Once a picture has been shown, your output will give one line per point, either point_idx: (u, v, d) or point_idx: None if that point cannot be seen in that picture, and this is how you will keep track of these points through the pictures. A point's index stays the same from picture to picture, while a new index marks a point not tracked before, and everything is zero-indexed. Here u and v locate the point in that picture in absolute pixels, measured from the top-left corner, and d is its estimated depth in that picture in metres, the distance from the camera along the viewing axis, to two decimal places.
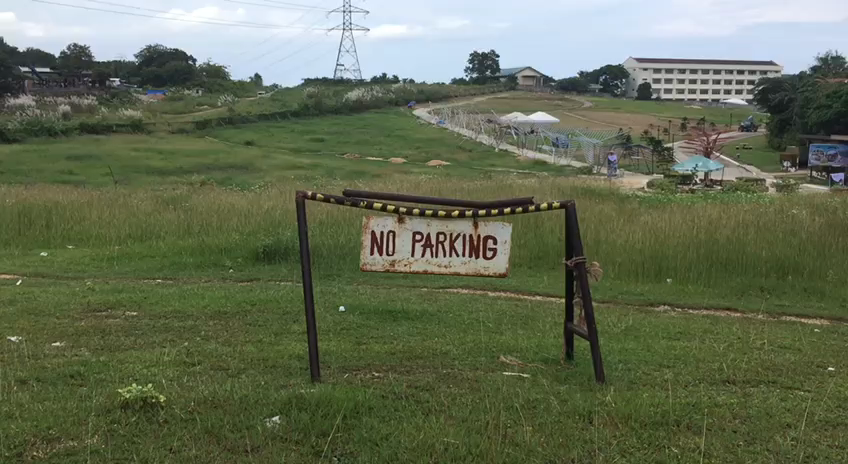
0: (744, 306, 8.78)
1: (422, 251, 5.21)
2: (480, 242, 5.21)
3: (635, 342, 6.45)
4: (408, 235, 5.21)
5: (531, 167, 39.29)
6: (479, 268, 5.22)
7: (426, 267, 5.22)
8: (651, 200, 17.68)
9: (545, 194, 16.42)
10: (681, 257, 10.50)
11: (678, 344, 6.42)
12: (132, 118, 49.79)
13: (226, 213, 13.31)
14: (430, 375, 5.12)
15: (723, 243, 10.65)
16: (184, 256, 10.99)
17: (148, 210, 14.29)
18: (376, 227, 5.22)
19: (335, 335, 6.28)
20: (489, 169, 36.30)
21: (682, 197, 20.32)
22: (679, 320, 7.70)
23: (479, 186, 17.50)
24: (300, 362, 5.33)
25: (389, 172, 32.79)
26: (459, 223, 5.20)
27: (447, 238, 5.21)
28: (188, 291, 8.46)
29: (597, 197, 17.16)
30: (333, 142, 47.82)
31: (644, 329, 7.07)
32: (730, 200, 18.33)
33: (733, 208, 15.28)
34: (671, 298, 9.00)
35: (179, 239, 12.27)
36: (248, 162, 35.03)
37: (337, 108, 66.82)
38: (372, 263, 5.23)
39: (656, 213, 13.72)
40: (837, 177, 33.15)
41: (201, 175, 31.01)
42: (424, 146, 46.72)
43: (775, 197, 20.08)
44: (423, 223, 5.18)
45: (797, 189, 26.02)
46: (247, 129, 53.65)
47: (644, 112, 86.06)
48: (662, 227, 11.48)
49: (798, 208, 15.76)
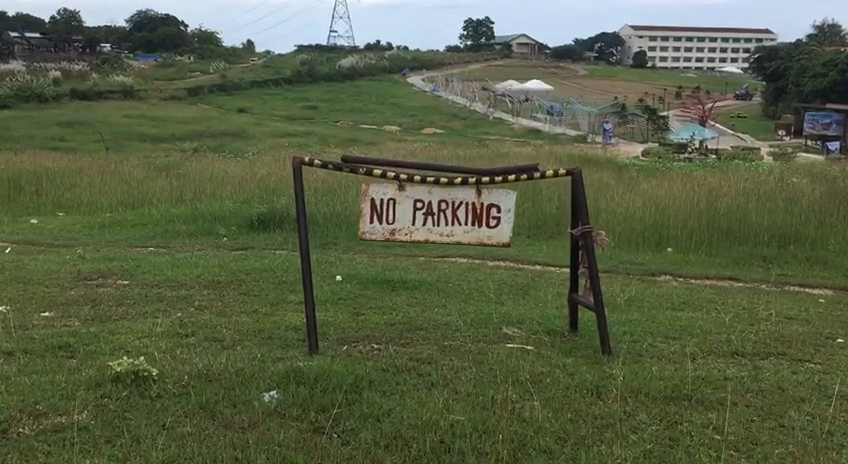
0: (746, 276, 8.66)
1: (423, 219, 5.03)
2: (483, 210, 5.05)
3: (639, 313, 6.31)
4: (409, 203, 5.02)
5: (526, 135, 39.06)
6: (483, 238, 5.06)
7: (427, 237, 5.05)
8: (649, 169, 17.57)
9: (543, 162, 16.22)
10: (682, 225, 10.37)
11: (684, 315, 6.29)
12: (124, 84, 49.23)
13: (221, 180, 13.12)
14: (431, 348, 4.98)
15: (724, 212, 10.49)
16: (177, 224, 10.80)
17: (140, 177, 14.06)
18: (375, 194, 5.03)
19: (333, 304, 6.14)
20: (485, 137, 36.09)
21: (677, 166, 20.15)
22: (682, 291, 7.57)
23: (474, 154, 17.29)
24: (298, 332, 5.17)
25: (383, 140, 32.46)
26: (461, 190, 5.02)
27: (449, 207, 5.03)
28: (182, 260, 8.27)
29: (594, 164, 16.96)
30: (327, 110, 47.37)
31: (648, 300, 6.94)
32: (728, 168, 18.23)
33: (733, 176, 15.09)
34: (671, 268, 8.86)
35: (171, 206, 12.07)
36: (242, 129, 34.67)
37: (331, 74, 66.32)
38: (371, 232, 5.04)
39: (657, 182, 13.53)
40: (832, 146, 33.10)
41: (195, 142, 30.70)
42: (420, 114, 46.42)
43: (773, 165, 20.04)
44: (424, 190, 5.00)
45: (794, 158, 25.81)
46: (240, 96, 53.10)
47: (638, 80, 85.74)
48: (661, 196, 11.34)
49: (798, 176, 15.58)
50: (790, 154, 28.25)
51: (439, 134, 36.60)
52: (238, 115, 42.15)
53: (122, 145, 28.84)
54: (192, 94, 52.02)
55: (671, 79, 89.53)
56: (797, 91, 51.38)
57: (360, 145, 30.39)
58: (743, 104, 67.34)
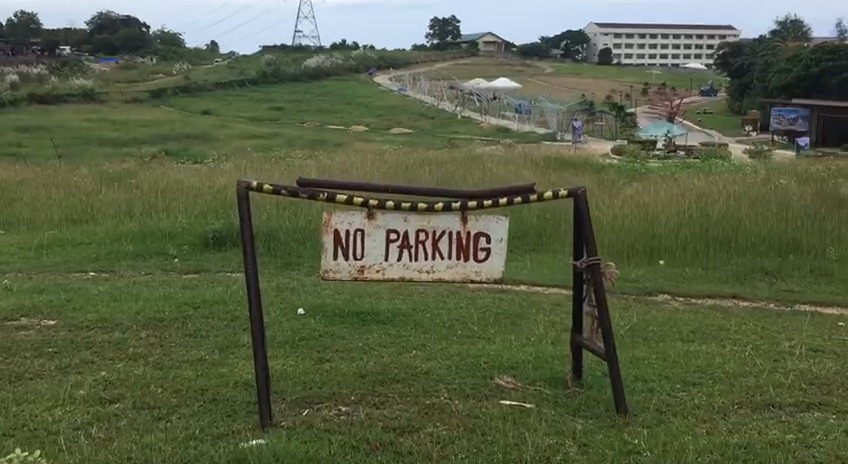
0: (750, 293, 7.90)
1: (398, 253, 4.15)
2: (470, 241, 4.19)
3: (647, 348, 5.51)
4: (381, 234, 4.14)
5: (495, 134, 38.32)
6: (470, 273, 4.21)
7: (402, 274, 4.17)
8: (627, 170, 16.84)
9: (520, 163, 15.38)
10: (675, 234, 9.59)
11: (698, 350, 5.49)
12: (83, 86, 47.67)
13: (175, 192, 12.09)
14: (411, 410, 4.12)
15: (719, 220, 9.74)
16: (125, 243, 9.80)
17: (88, 189, 12.97)
18: (340, 224, 4.12)
19: (292, 349, 5.24)
20: (453, 137, 35.27)
21: (656, 166, 19.42)
22: (685, 315, 6.77)
23: (446, 156, 16.38)
24: (248, 390, 4.28)
25: (351, 141, 31.46)
26: (442, 217, 4.16)
27: (428, 237, 4.16)
28: (124, 290, 7.30)
29: (571, 167, 16.18)
30: (293, 111, 46.21)
31: (652, 329, 6.13)
32: (708, 168, 17.55)
33: (718, 178, 14.37)
34: (668, 285, 8.08)
35: (119, 222, 11.03)
36: (205, 132, 33.43)
37: (297, 75, 65.12)
38: (336, 269, 4.14)
39: (642, 186, 12.74)
40: (802, 141, 32.71)
41: (156, 146, 29.45)
42: (387, 114, 45.46)
43: (751, 164, 19.44)
44: (399, 218, 4.13)
45: (769, 156, 25.26)
46: (204, 98, 51.71)
47: (605, 77, 85.62)
48: (649, 203, 10.56)
49: (785, 177, 14.89)
50: (764, 151, 27.73)
51: (408, 134, 35.68)
52: (201, 117, 40.86)
53: (78, 151, 27.52)
54: (154, 96, 50.49)
55: (637, 76, 89.54)
56: (763, 86, 51.28)
57: (328, 146, 29.32)
58: (710, 100, 67.29)
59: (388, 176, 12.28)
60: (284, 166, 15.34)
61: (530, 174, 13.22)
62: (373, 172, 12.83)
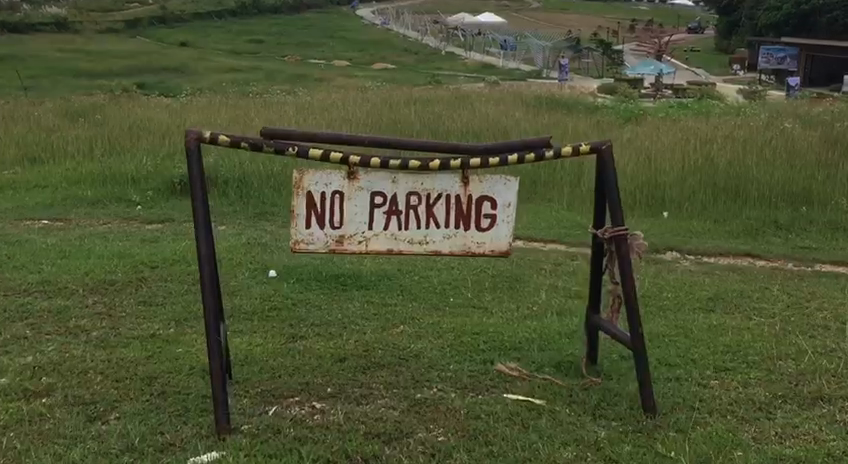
0: (765, 250, 7.26)
1: (385, 221, 3.43)
2: (471, 206, 3.48)
3: (665, 322, 4.86)
4: (364, 198, 3.40)
5: (480, 70, 37.15)
6: (471, 245, 3.50)
7: (390, 246, 3.46)
8: (622, 111, 16.03)
9: (510, 103, 14.52)
10: (680, 183, 8.90)
11: (722, 324, 4.86)
12: (55, 15, 45.74)
13: (141, 131, 11.18)
14: (400, 407, 3.47)
15: (727, 167, 9.04)
16: (84, 188, 8.96)
17: (47, 126, 12.01)
18: (314, 186, 3.38)
19: (261, 323, 4.55)
20: (437, 73, 34.10)
21: (649, 107, 18.61)
22: (700, 278, 6.13)
23: (433, 94, 15.48)
24: (206, 380, 3.61)
25: (333, 76, 30.27)
26: (438, 178, 3.42)
27: (422, 201, 3.44)
28: (76, 242, 6.51)
29: (564, 107, 15.36)
30: (273, 44, 44.67)
31: (666, 296, 5.48)
32: (704, 110, 16.74)
33: (719, 120, 13.60)
34: (675, 241, 7.43)
35: (80, 163, 10.15)
36: (181, 64, 32.03)
37: (277, 6, 63.03)
38: (309, 241, 3.41)
39: (641, 129, 11.96)
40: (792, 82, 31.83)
41: (129, 79, 28.13)
42: (369, 48, 44.02)
43: (746, 106, 18.66)
44: (386, 178, 3.39)
45: (761, 96, 24.45)
46: (180, 29, 49.87)
47: (592, 13, 83.76)
48: (651, 149, 9.83)
49: (788, 120, 14.16)
50: (757, 91, 26.94)
51: (391, 70, 34.46)
52: (177, 48, 39.28)
53: (47, 82, 26.18)
54: (129, 26, 48.54)
55: (624, 12, 87.70)
56: (752, 25, 50.10)
57: (308, 82, 28.16)
58: (698, 38, 65.99)
59: (371, 115, 11.42)
60: (260, 103, 14.38)
61: (522, 115, 12.39)
62: (355, 111, 11.95)
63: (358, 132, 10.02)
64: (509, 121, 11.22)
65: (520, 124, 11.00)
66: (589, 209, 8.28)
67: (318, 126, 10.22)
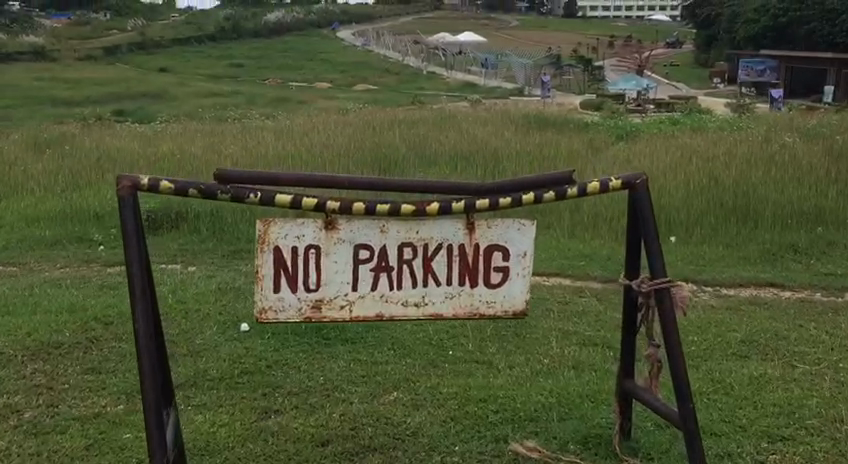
0: (789, 278, 6.62)
1: (371, 281, 2.77)
2: (478, 258, 2.82)
3: (699, 375, 4.18)
4: (345, 252, 2.74)
5: (462, 90, 36.58)
6: (478, 306, 2.84)
7: (378, 311, 2.79)
8: (613, 128, 15.40)
9: (498, 123, 13.87)
10: (686, 205, 8.13)
11: (764, 375, 4.20)
12: (31, 44, 44.98)
13: (107, 161, 10.42)
14: None
15: (735, 187, 8.38)
16: (42, 228, 8.18)
17: (8, 160, 11.21)
18: (282, 239, 2.70)
19: (227, 392, 3.87)
20: (419, 94, 33.48)
21: (639, 122, 18.02)
22: (725, 314, 5.49)
23: (417, 115, 14.79)
24: None
25: (314, 99, 29.59)
26: (436, 224, 2.77)
27: (418, 254, 2.78)
28: (23, 292, 5.74)
29: (554, 126, 14.72)
30: (253, 67, 44.04)
31: (694, 341, 4.78)
32: (697, 124, 16.14)
33: (716, 135, 12.99)
34: (689, 270, 6.79)
35: (39, 198, 9.36)
36: (160, 90, 31.27)
37: (257, 30, 62.49)
38: (277, 308, 2.72)
39: (637, 147, 11.31)
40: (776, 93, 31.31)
41: (106, 106, 27.32)
42: (350, 70, 43.43)
43: (737, 119, 18.06)
44: (372, 227, 2.73)
45: (750, 110, 23.88)
46: (160, 55, 49.17)
47: (571, 29, 83.68)
48: (651, 168, 9.19)
49: (787, 133, 13.56)
50: (744, 104, 26.39)
51: (372, 91, 33.86)
52: (156, 74, 38.52)
53: (19, 111, 25.32)
54: (106, 53, 47.75)
55: (603, 29, 87.69)
56: (730, 39, 49.83)
57: (288, 105, 27.46)
58: (678, 53, 65.82)
59: (353, 139, 10.71)
60: (236, 129, 13.63)
61: (512, 135, 11.73)
62: (335, 135, 11.25)
63: (339, 157, 9.30)
64: (500, 142, 10.54)
65: (513, 145, 10.32)
66: (593, 234, 7.57)
67: (296, 152, 9.51)
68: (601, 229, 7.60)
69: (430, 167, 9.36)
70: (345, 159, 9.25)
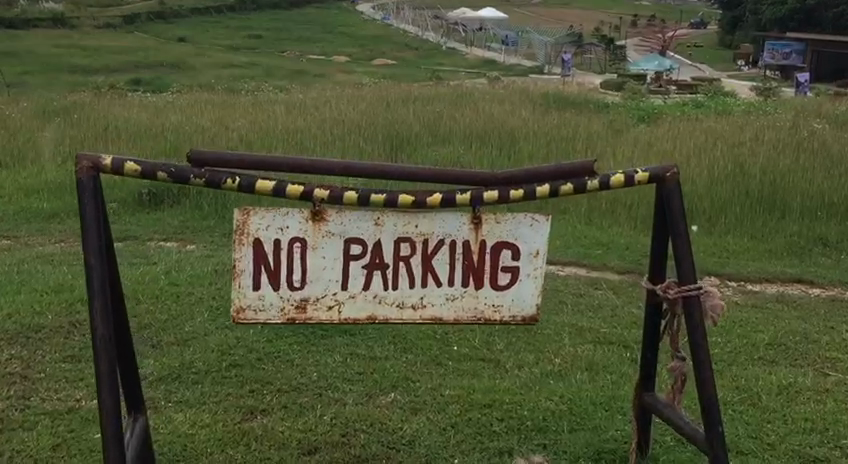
0: (818, 274, 6.25)
1: (364, 279, 2.46)
2: (484, 257, 2.51)
3: (723, 383, 3.86)
4: (335, 246, 2.43)
5: (481, 66, 35.97)
6: (483, 311, 2.52)
7: (370, 312, 2.48)
8: (635, 110, 14.91)
9: (516, 102, 13.43)
10: (709, 194, 7.75)
11: (794, 384, 3.87)
12: (52, 10, 44.78)
13: (113, 129, 10.13)
14: None
15: (762, 174, 7.98)
16: (41, 200, 7.92)
17: (14, 128, 10.96)
18: (262, 230, 2.40)
19: (212, 387, 3.60)
20: (437, 70, 32.92)
21: (661, 104, 17.51)
22: (750, 311, 5.14)
23: (433, 92, 14.39)
24: None
25: (331, 73, 29.16)
26: (437, 217, 2.47)
27: (417, 250, 2.48)
28: (11, 268, 5.49)
29: (575, 107, 14.26)
30: (272, 39, 43.60)
31: (718, 343, 4.44)
32: (722, 108, 15.60)
33: (742, 119, 12.52)
34: (713, 263, 6.43)
35: (42, 168, 9.10)
36: (176, 60, 30.93)
37: (277, 2, 61.94)
38: (256, 307, 2.43)
39: (660, 130, 10.88)
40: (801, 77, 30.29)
41: (122, 75, 27.05)
42: (369, 44, 42.87)
43: (764, 103, 17.47)
44: (364, 219, 2.43)
45: (776, 94, 23.17)
46: (179, 25, 48.83)
47: (594, 8, 82.37)
48: (674, 153, 8.78)
49: (816, 119, 13.03)
50: (769, 87, 25.66)
51: (390, 66, 33.37)
52: (173, 43, 38.17)
53: (34, 77, 25.10)
54: (126, 21, 47.49)
55: (626, 8, 86.23)
56: (756, 20, 48.62)
57: (305, 77, 27.07)
58: (702, 34, 64.52)
59: (365, 115, 10.35)
60: (247, 101, 13.30)
61: (530, 115, 11.32)
62: (347, 111, 10.89)
63: (349, 134, 8.97)
64: (518, 122, 10.15)
65: (531, 124, 9.93)
66: (611, 221, 7.22)
67: (305, 127, 9.17)
68: (620, 215, 7.24)
69: (443, 146, 9.01)
70: (355, 136, 8.91)
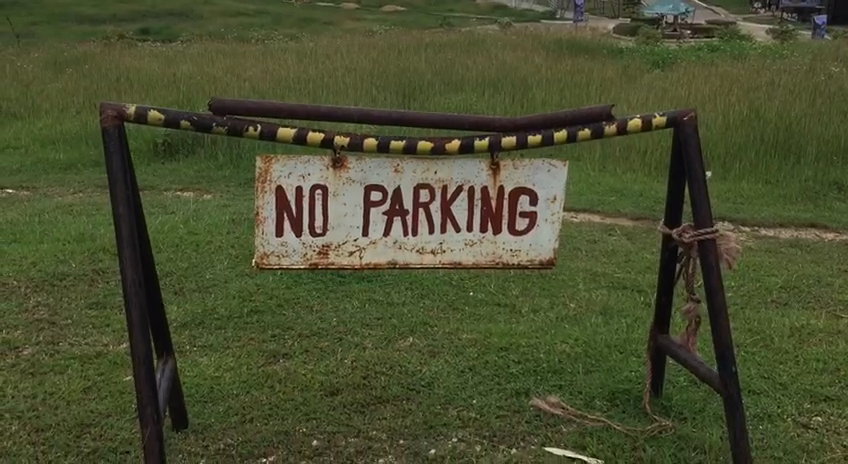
0: (832, 219, 6.25)
1: (385, 225, 2.51)
2: (502, 203, 2.54)
3: (736, 325, 3.90)
4: (357, 192, 2.48)
5: (491, 12, 35.43)
6: (502, 255, 2.57)
7: (391, 257, 2.54)
8: (648, 55, 14.71)
9: (528, 48, 13.28)
10: (724, 140, 7.69)
11: (807, 327, 3.91)
12: None
13: (125, 78, 10.09)
14: None
15: (777, 119, 7.91)
16: (57, 151, 7.97)
17: (27, 80, 10.95)
18: (284, 178, 2.44)
19: (234, 332, 3.69)
20: (448, 16, 32.44)
21: (675, 48, 17.25)
22: (763, 255, 5.18)
23: (445, 39, 14.20)
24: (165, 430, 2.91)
25: (341, 21, 28.79)
26: (455, 163, 2.50)
27: (436, 197, 2.51)
28: (32, 218, 5.57)
29: (587, 52, 14.10)
30: None
31: (731, 287, 4.48)
32: (737, 52, 15.37)
33: (757, 63, 12.35)
34: (727, 209, 6.43)
35: (56, 118, 9.13)
36: (185, 8, 30.58)
37: None
38: (280, 254, 2.48)
39: (675, 75, 10.74)
40: (818, 17, 29.67)
41: (131, 25, 26.82)
42: None
43: (780, 46, 17.18)
44: (386, 165, 2.47)
45: (793, 37, 22.74)
46: None
47: None
48: (688, 98, 8.70)
49: (833, 62, 12.84)
50: (785, 30, 25.18)
51: (400, 12, 32.89)
52: None
53: (43, 28, 24.94)
54: None
55: None
56: None
57: (314, 25, 26.79)
58: None
59: (377, 63, 10.27)
60: (258, 50, 13.18)
61: (542, 61, 11.22)
62: (359, 59, 10.82)
63: (362, 82, 8.93)
64: (531, 68, 10.05)
65: (545, 71, 9.85)
66: (625, 167, 7.21)
67: (317, 76, 9.13)
68: (634, 162, 7.23)
69: (456, 94, 8.96)
70: (367, 84, 8.87)
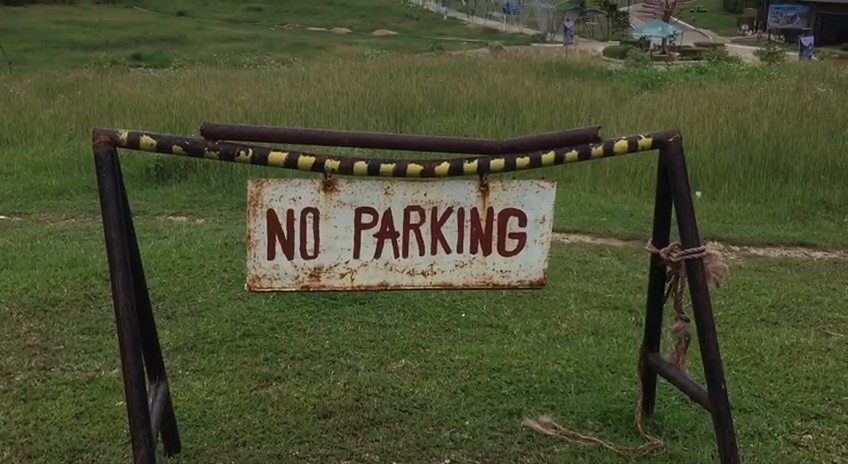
0: (820, 237, 6.31)
1: (377, 246, 2.54)
2: (491, 223, 2.57)
3: (727, 344, 3.93)
4: (348, 212, 2.50)
5: (481, 36, 35.69)
6: (492, 276, 2.59)
7: (382, 279, 2.56)
8: (638, 77, 14.83)
9: (519, 71, 13.39)
10: (712, 159, 7.75)
11: (796, 345, 3.94)
12: None
13: (117, 103, 10.11)
14: None
15: (765, 140, 7.99)
16: (50, 177, 7.97)
17: (20, 106, 10.97)
18: (274, 200, 2.47)
19: (226, 355, 3.69)
20: (438, 39, 32.68)
21: (664, 70, 17.39)
22: (753, 274, 5.21)
23: (436, 63, 14.30)
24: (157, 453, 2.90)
25: (332, 45, 28.97)
26: (444, 184, 2.53)
27: (426, 218, 2.54)
28: (25, 244, 5.57)
29: (577, 75, 14.22)
30: (272, 10, 43.17)
31: (722, 307, 4.51)
32: (726, 74, 15.51)
33: (745, 85, 12.47)
34: (717, 228, 6.48)
35: (48, 144, 9.15)
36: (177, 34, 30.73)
37: None
38: (271, 277, 2.50)
39: (663, 97, 10.83)
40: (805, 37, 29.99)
41: (124, 51, 26.91)
42: (370, 14, 42.50)
43: (767, 67, 17.33)
44: (376, 187, 2.50)
45: (781, 58, 22.95)
46: None
47: None
48: (677, 119, 8.78)
49: (820, 83, 12.98)
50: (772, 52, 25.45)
51: (392, 37, 33.12)
52: (175, 16, 37.88)
53: (36, 55, 25.01)
54: None
55: None
56: None
57: (306, 50, 26.94)
58: None
59: (369, 87, 10.34)
60: (250, 76, 13.23)
61: (532, 84, 11.31)
62: (350, 83, 10.88)
63: (354, 106, 8.97)
64: (521, 91, 10.13)
65: (534, 94, 9.92)
66: (615, 188, 7.26)
67: (309, 100, 9.19)
68: (623, 183, 7.28)
69: (447, 117, 9.02)
70: (358, 108, 8.92)
